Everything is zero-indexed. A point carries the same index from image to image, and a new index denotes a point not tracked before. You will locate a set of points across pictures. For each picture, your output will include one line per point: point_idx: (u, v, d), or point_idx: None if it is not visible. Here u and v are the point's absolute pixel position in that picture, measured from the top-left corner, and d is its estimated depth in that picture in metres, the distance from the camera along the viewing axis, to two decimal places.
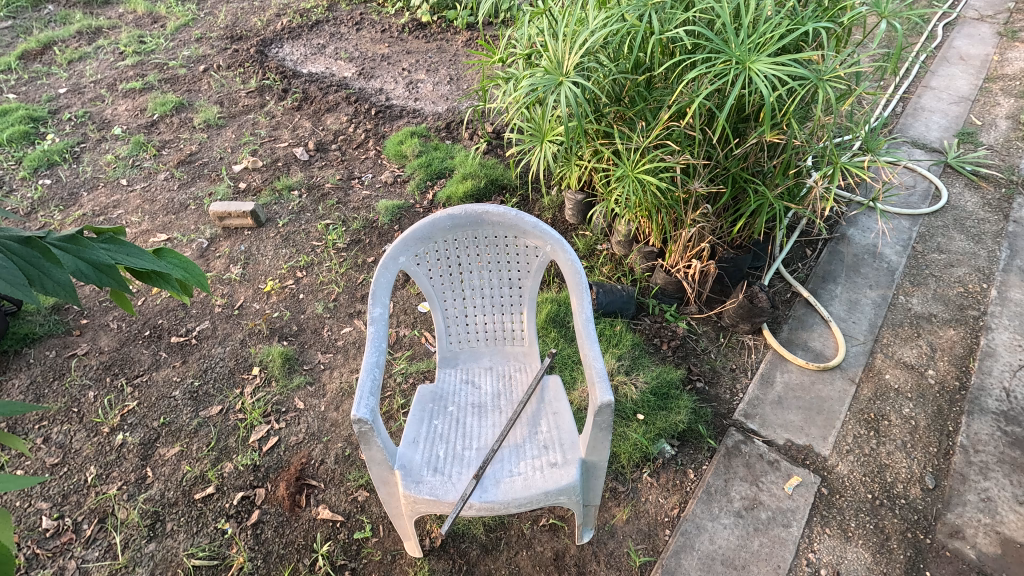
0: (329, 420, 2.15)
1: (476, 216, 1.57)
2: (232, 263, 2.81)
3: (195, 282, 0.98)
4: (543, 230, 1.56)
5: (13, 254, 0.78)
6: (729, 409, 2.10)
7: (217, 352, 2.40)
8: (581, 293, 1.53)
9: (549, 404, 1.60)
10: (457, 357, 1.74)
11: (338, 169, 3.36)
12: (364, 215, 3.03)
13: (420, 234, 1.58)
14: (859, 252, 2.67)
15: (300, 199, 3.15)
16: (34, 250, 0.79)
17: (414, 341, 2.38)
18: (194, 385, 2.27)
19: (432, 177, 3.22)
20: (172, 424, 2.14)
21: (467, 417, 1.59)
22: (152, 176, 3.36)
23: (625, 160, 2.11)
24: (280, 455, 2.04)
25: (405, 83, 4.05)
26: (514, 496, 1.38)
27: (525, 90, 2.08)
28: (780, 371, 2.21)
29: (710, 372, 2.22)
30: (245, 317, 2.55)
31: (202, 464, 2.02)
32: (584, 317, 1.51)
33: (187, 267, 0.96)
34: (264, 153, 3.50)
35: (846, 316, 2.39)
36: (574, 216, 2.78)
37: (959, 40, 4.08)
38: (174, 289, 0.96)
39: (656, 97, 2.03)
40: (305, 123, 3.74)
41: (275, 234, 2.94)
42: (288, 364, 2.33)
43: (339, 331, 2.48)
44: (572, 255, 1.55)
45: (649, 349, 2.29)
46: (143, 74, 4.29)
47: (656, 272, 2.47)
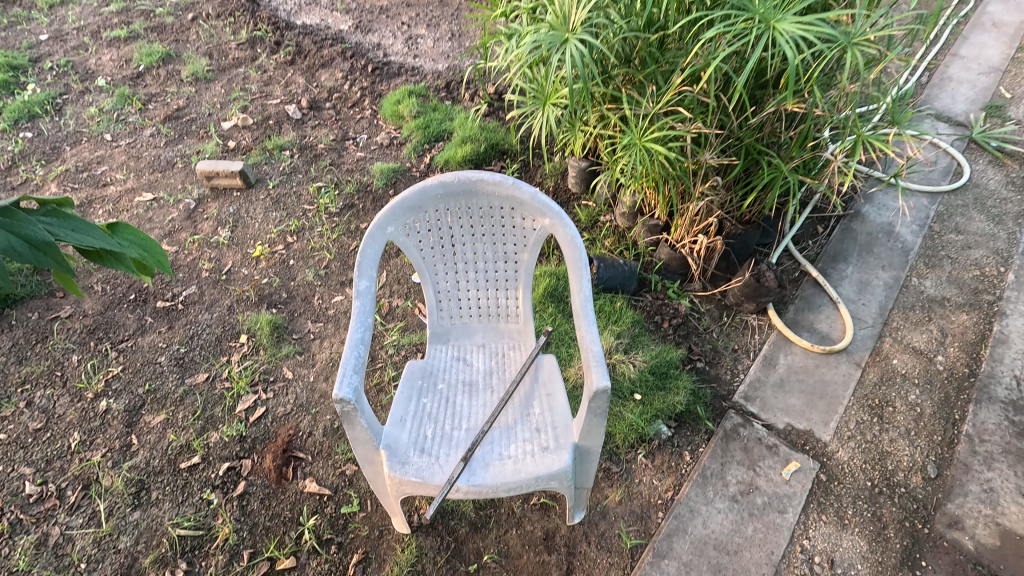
0: (318, 392, 2.10)
1: (470, 185, 1.46)
2: (220, 225, 2.70)
3: (154, 262, 0.90)
4: (541, 201, 1.45)
5: None
6: (729, 390, 2.04)
7: (204, 318, 2.33)
8: (580, 271, 1.43)
9: (543, 385, 1.53)
10: (448, 333, 1.66)
11: (332, 128, 3.22)
12: (358, 177, 2.91)
13: (410, 202, 1.47)
14: (873, 231, 2.55)
15: (292, 159, 3.02)
16: None
17: (406, 312, 2.30)
18: (180, 351, 2.21)
19: (430, 140, 3.08)
20: (157, 391, 2.09)
21: (457, 396, 1.52)
22: (138, 131, 3.22)
23: (632, 127, 1.97)
24: (267, 426, 1.99)
25: (404, 38, 3.83)
26: (503, 481, 1.32)
27: (528, 48, 1.92)
28: (783, 353, 2.13)
29: (711, 352, 2.15)
30: (234, 283, 2.47)
31: (187, 433, 1.97)
32: (582, 296, 1.41)
33: (144, 245, 0.88)
34: (254, 110, 3.34)
35: (856, 298, 2.30)
36: (576, 185, 2.66)
37: (994, 5, 3.84)
38: (130, 270, 0.88)
39: (669, 59, 1.88)
40: (298, 78, 3.56)
41: (265, 197, 2.83)
42: (276, 333, 2.27)
43: (330, 299, 2.41)
44: (571, 230, 1.44)
45: (649, 327, 2.22)
46: (128, 22, 4.07)
47: (660, 246, 2.36)
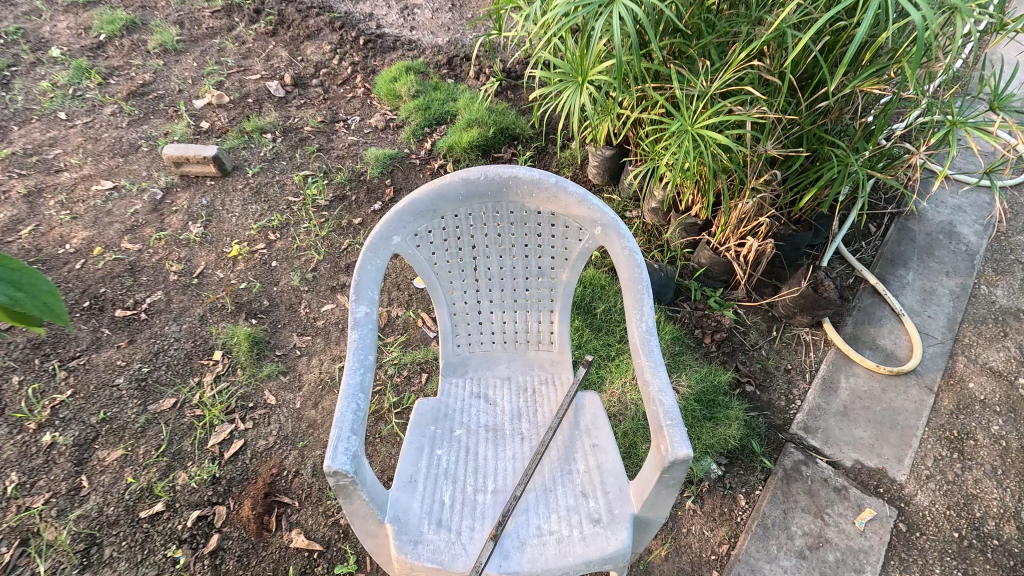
0: (306, 421, 1.79)
1: (499, 184, 1.14)
2: (191, 219, 2.35)
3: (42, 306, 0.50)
4: (592, 205, 1.13)
5: None
6: (786, 419, 1.76)
7: (172, 330, 2.00)
8: (640, 296, 1.12)
9: (587, 433, 1.23)
10: (466, 363, 1.35)
11: (319, 109, 2.85)
12: (349, 165, 2.56)
13: (422, 205, 1.15)
14: (932, 231, 2.27)
15: (274, 143, 2.65)
16: None
17: (408, 324, 1.99)
18: (142, 371, 1.88)
19: (431, 123, 2.73)
20: (114, 420, 1.76)
21: (480, 446, 1.22)
22: (97, 110, 2.82)
23: (682, 112, 1.62)
24: (245, 463, 1.69)
25: (399, 9, 3.45)
26: (544, 566, 1.03)
27: (557, 13, 1.57)
28: (844, 375, 1.86)
29: (761, 374, 1.87)
30: (207, 288, 2.13)
31: (148, 474, 1.65)
32: (644, 328, 1.11)
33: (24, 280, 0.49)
34: (231, 86, 2.95)
35: (920, 309, 2.03)
36: (599, 175, 2.34)
37: None
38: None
39: (728, 29, 1.54)
40: (281, 51, 3.17)
41: (244, 186, 2.47)
42: (256, 349, 1.94)
43: (319, 308, 2.09)
44: (629, 244, 1.13)
45: (690, 344, 1.92)
46: None
47: (700, 248, 2.06)
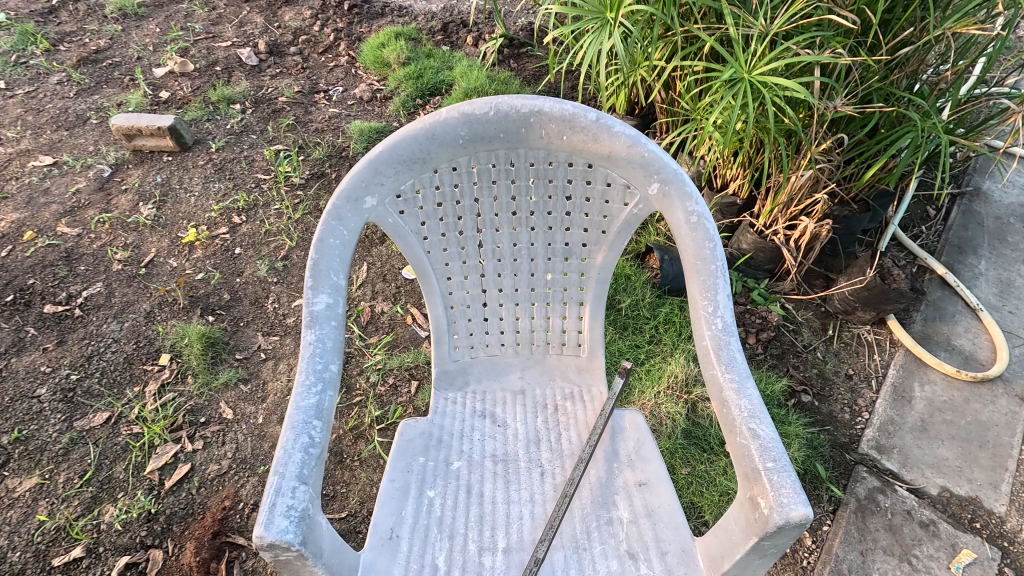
0: (269, 440, 1.47)
1: (517, 123, 0.82)
2: (143, 200, 2.01)
3: None
4: (646, 152, 0.82)
5: None
6: (852, 437, 1.45)
7: (111, 330, 1.66)
8: (713, 281, 0.81)
9: (630, 467, 0.92)
10: (467, 372, 1.03)
11: (297, 78, 2.52)
12: (330, 139, 2.23)
13: (407, 153, 0.83)
14: (1001, 214, 1.97)
15: (243, 115, 2.32)
16: None
17: (395, 321, 1.66)
18: (71, 380, 1.55)
19: (423, 93, 2.40)
20: (30, 440, 1.43)
21: (486, 485, 0.90)
22: (42, 78, 2.47)
23: (737, 55, 1.31)
24: (191, 494, 1.36)
25: None
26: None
27: None
28: (918, 383, 1.55)
29: (818, 380, 1.56)
30: (156, 280, 1.79)
31: (67, 509, 1.32)
32: (718, 325, 0.79)
33: None
34: (198, 53, 2.61)
35: (999, 303, 1.73)
36: None
37: None
38: None
39: None
40: (256, 17, 2.84)
41: (206, 162, 2.14)
42: (212, 352, 1.61)
43: (289, 303, 1.76)
44: (697, 207, 0.81)
45: None
46: None
47: (740, 232, 1.75)
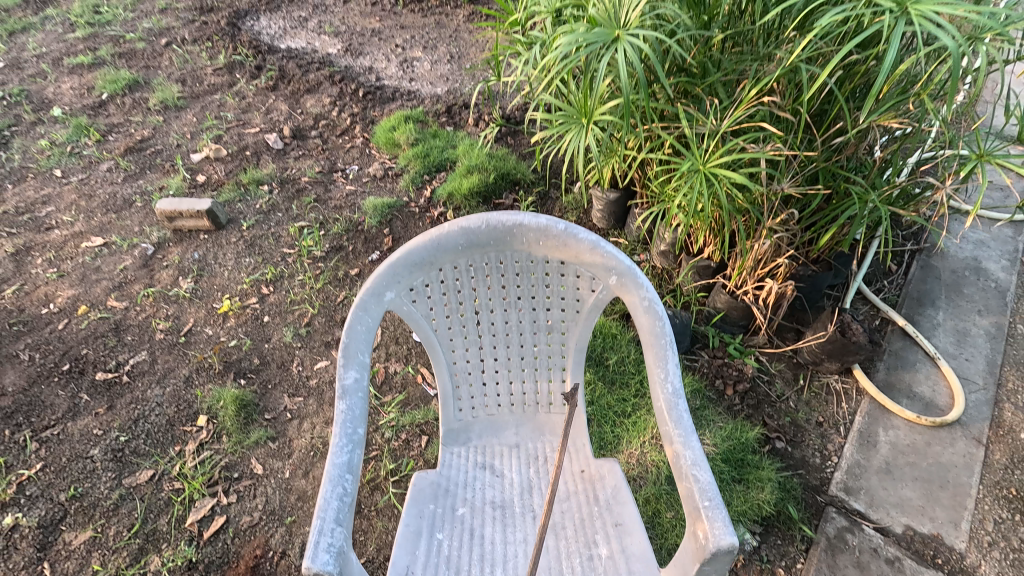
0: (295, 492, 1.63)
1: (503, 232, 1.04)
2: (182, 274, 2.26)
3: None
4: (606, 253, 1.03)
5: None
6: (823, 479, 1.60)
7: (154, 394, 1.86)
8: (664, 353, 1.00)
9: (608, 509, 1.08)
10: (470, 430, 1.22)
11: (318, 159, 2.82)
12: (347, 214, 2.49)
13: (418, 256, 1.05)
14: (957, 268, 2.16)
15: (271, 195, 2.60)
16: None
17: (407, 381, 1.85)
18: (120, 441, 1.74)
19: (430, 170, 2.68)
20: (84, 497, 1.61)
21: (486, 527, 1.07)
22: (93, 167, 2.80)
23: (693, 150, 1.55)
24: (226, 544, 1.52)
25: (399, 62, 3.52)
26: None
27: (560, 56, 1.51)
28: (882, 428, 1.70)
29: (791, 428, 1.71)
30: (194, 347, 2.01)
31: (118, 560, 1.49)
32: (669, 389, 0.98)
33: None
34: (230, 139, 2.94)
35: (955, 351, 1.89)
36: (604, 219, 2.23)
37: None
38: None
39: (736, 64, 1.47)
40: (281, 105, 3.19)
41: (238, 239, 2.40)
42: (244, 412, 1.80)
43: (312, 366, 1.95)
44: (649, 293, 1.02)
45: (711, 396, 1.77)
46: (94, 48, 3.71)
47: (715, 292, 1.94)
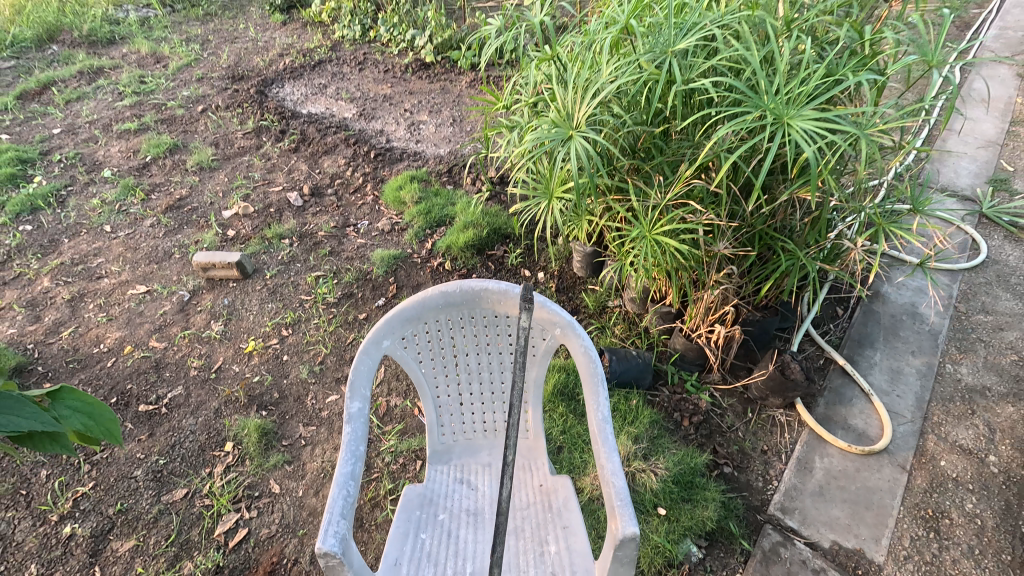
0: (307, 509, 1.90)
1: (473, 294, 1.36)
2: (214, 318, 2.59)
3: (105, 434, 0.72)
4: (552, 310, 1.34)
5: None
6: (763, 501, 1.84)
7: (188, 424, 2.16)
8: (596, 388, 1.29)
9: (558, 515, 1.34)
10: (451, 451, 1.50)
11: (333, 215, 3.19)
12: (358, 265, 2.83)
13: (408, 313, 1.36)
14: (896, 312, 2.43)
15: (291, 248, 2.96)
16: None
17: (405, 413, 2.14)
18: (158, 464, 2.03)
19: (431, 225, 3.03)
20: (129, 511, 1.89)
21: (461, 529, 1.34)
22: (138, 223, 3.19)
23: (642, 218, 1.86)
24: (248, 552, 1.78)
25: (407, 125, 3.95)
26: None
27: (530, 144, 1.86)
28: (819, 456, 1.94)
29: (738, 455, 1.96)
30: (223, 382, 2.32)
31: (157, 564, 1.76)
32: (600, 416, 1.26)
33: (93, 413, 0.73)
34: (256, 198, 3.33)
35: (888, 388, 2.14)
36: (582, 269, 2.54)
37: (980, 82, 4.13)
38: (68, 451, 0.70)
39: (675, 149, 1.79)
40: (301, 165, 3.60)
41: (262, 287, 2.74)
42: (265, 440, 2.09)
43: (324, 399, 2.25)
44: (585, 341, 1.32)
45: (669, 427, 2.03)
46: (139, 115, 4.19)
47: (674, 335, 2.22)
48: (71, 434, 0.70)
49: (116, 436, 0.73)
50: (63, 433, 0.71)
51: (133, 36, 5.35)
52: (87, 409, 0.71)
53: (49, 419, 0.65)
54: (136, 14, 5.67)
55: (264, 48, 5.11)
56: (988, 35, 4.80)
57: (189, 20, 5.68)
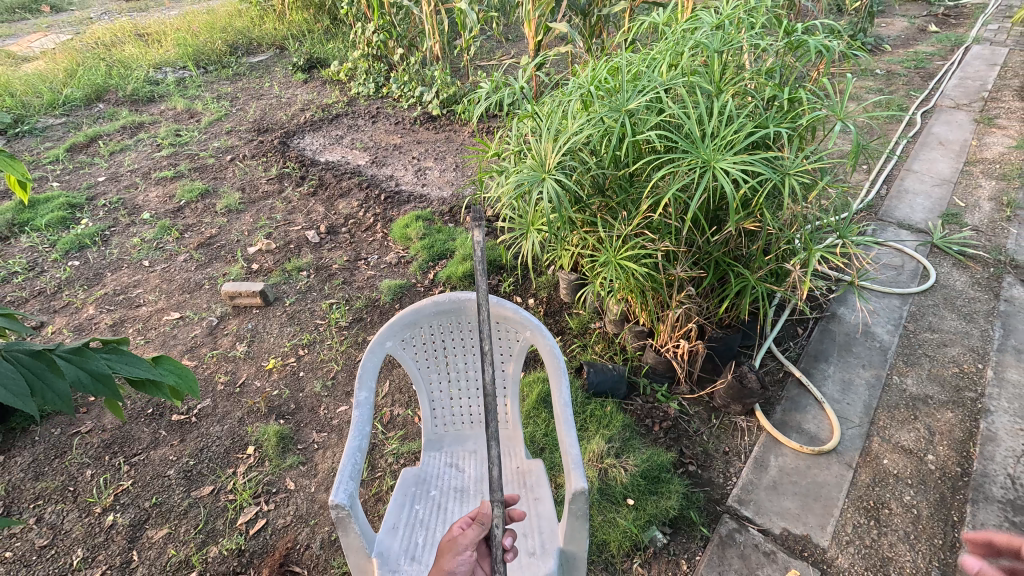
0: (318, 502, 2.15)
1: (460, 303, 1.67)
2: (239, 340, 2.91)
3: (187, 389, 1.04)
4: (524, 316, 1.65)
5: (107, 360, 0.93)
6: (723, 494, 2.06)
7: (215, 430, 2.44)
8: (559, 378, 1.57)
9: (531, 490, 1.60)
10: (442, 440, 1.77)
11: (346, 250, 3.55)
12: (367, 294, 3.16)
13: (407, 319, 1.66)
14: (850, 331, 2.68)
15: (308, 279, 3.31)
16: (112, 353, 0.94)
17: (407, 420, 2.40)
18: (189, 464, 2.30)
19: (434, 258, 3.37)
20: (163, 504, 2.15)
21: (449, 502, 1.59)
22: (172, 258, 3.57)
23: (610, 246, 2.17)
24: (266, 539, 2.03)
25: (414, 170, 4.38)
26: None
27: (513, 185, 2.22)
28: (774, 455, 2.17)
29: (702, 455, 2.19)
30: (246, 395, 2.61)
31: (187, 548, 2.01)
32: (562, 400, 1.54)
33: (181, 374, 1.04)
34: (278, 236, 3.71)
35: (840, 397, 2.38)
36: (567, 295, 2.84)
37: (938, 126, 4.50)
38: (166, 396, 1.02)
39: (636, 189, 2.14)
40: (319, 207, 3.99)
41: (282, 313, 3.07)
42: (282, 444, 2.36)
43: (335, 409, 2.52)
44: (549, 340, 1.62)
45: (640, 431, 2.28)
46: (175, 164, 4.67)
47: (647, 351, 2.48)
48: (167, 384, 1.02)
49: (193, 391, 1.03)
50: (164, 383, 1.04)
51: (170, 95, 5.95)
52: (177, 369, 1.02)
53: (155, 371, 0.96)
54: (174, 75, 6.31)
55: (287, 104, 5.66)
56: (949, 84, 5.22)
57: (221, 80, 6.30)
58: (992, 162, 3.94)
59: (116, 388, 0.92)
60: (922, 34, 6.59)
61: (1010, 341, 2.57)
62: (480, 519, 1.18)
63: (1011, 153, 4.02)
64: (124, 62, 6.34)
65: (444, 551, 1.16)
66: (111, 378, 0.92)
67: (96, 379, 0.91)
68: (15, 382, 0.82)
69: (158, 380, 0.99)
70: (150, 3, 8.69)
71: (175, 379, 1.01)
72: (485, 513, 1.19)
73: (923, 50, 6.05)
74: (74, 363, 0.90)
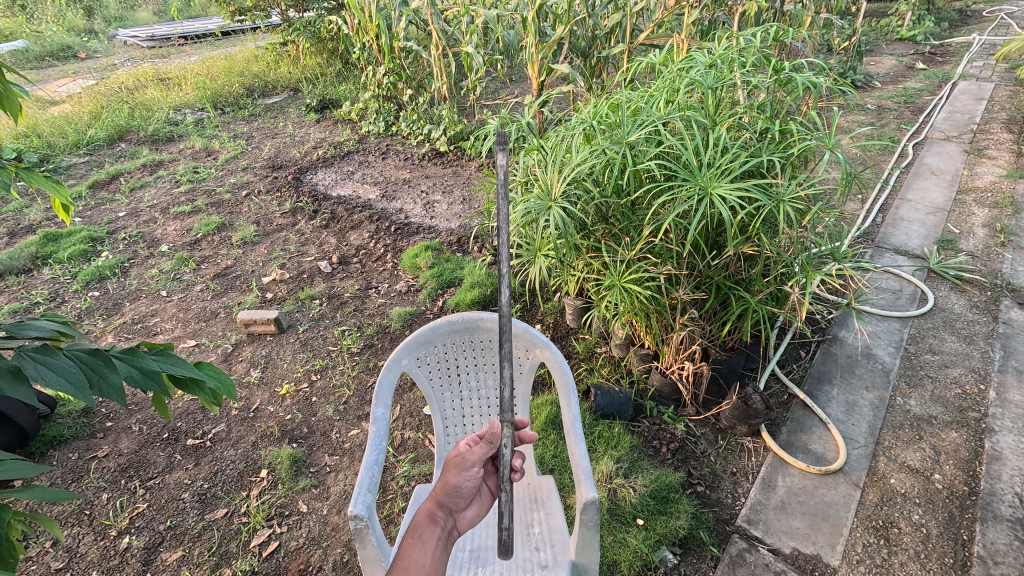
0: (331, 524, 2.17)
1: (472, 322, 1.75)
2: (253, 366, 2.99)
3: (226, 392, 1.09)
4: (533, 335, 1.73)
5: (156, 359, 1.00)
6: (731, 514, 2.08)
7: (229, 454, 2.49)
8: (569, 394, 1.63)
9: (542, 505, 1.64)
10: None
11: (357, 280, 3.65)
12: (378, 321, 3.25)
13: (422, 338, 1.74)
14: (852, 353, 2.73)
15: (321, 307, 3.40)
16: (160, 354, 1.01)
17: (417, 443, 2.44)
18: (203, 487, 2.34)
19: (443, 286, 3.47)
20: (177, 527, 2.18)
21: None
22: (189, 288, 3.68)
23: (614, 270, 2.26)
24: (279, 561, 2.05)
25: (423, 203, 4.53)
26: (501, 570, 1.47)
27: (520, 213, 2.33)
28: (781, 475, 2.19)
29: (710, 476, 2.22)
30: (259, 420, 2.66)
31: (201, 570, 2.03)
32: (571, 415, 1.60)
33: (221, 377, 1.09)
34: (291, 266, 3.83)
35: (844, 417, 2.42)
36: (573, 320, 2.91)
37: (930, 157, 4.64)
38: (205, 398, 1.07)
39: (639, 217, 2.25)
40: (331, 239, 4.12)
41: (295, 340, 3.15)
42: (295, 467, 2.40)
43: (347, 433, 2.57)
44: (559, 356, 1.68)
45: (648, 452, 2.31)
46: (193, 200, 4.85)
47: (652, 373, 2.53)
48: (208, 387, 1.07)
49: (231, 394, 1.07)
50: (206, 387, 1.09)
51: (189, 134, 6.22)
52: (217, 373, 1.07)
53: (197, 371, 1.02)
54: (193, 116, 6.60)
55: (301, 142, 5.89)
56: (939, 118, 5.40)
57: (236, 121, 6.57)
58: (984, 190, 4.06)
59: (163, 385, 0.99)
60: (909, 71, 6.85)
61: (1010, 363, 2.61)
62: (489, 438, 1.25)
63: (1002, 182, 4.14)
64: (146, 104, 6.64)
65: (451, 464, 1.26)
66: (159, 376, 0.98)
67: (146, 375, 0.97)
68: (75, 375, 0.89)
69: (199, 381, 1.05)
70: (172, 50, 9.14)
71: (215, 381, 1.06)
72: (492, 433, 1.24)
73: (912, 86, 6.27)
74: (128, 362, 0.97)
